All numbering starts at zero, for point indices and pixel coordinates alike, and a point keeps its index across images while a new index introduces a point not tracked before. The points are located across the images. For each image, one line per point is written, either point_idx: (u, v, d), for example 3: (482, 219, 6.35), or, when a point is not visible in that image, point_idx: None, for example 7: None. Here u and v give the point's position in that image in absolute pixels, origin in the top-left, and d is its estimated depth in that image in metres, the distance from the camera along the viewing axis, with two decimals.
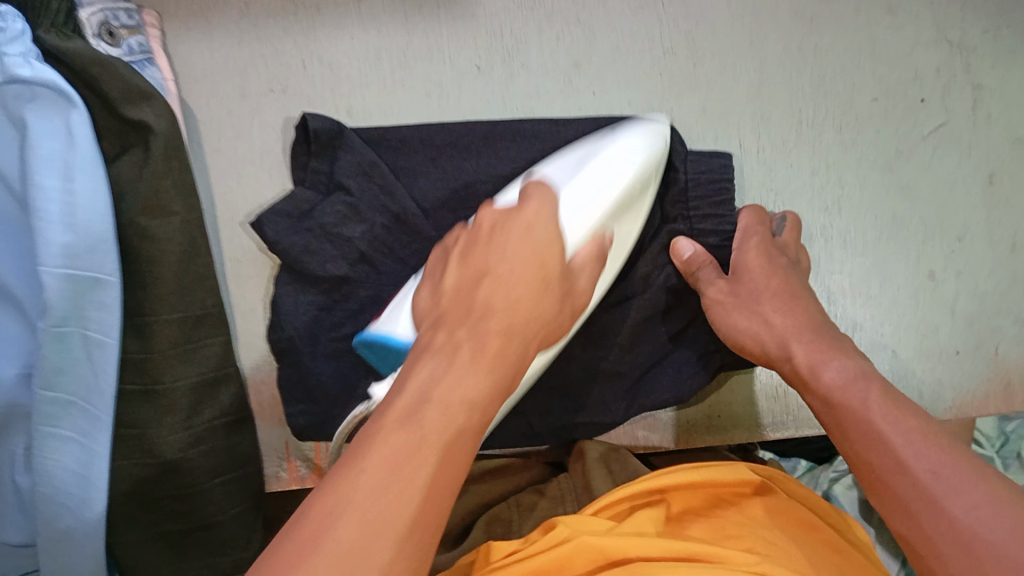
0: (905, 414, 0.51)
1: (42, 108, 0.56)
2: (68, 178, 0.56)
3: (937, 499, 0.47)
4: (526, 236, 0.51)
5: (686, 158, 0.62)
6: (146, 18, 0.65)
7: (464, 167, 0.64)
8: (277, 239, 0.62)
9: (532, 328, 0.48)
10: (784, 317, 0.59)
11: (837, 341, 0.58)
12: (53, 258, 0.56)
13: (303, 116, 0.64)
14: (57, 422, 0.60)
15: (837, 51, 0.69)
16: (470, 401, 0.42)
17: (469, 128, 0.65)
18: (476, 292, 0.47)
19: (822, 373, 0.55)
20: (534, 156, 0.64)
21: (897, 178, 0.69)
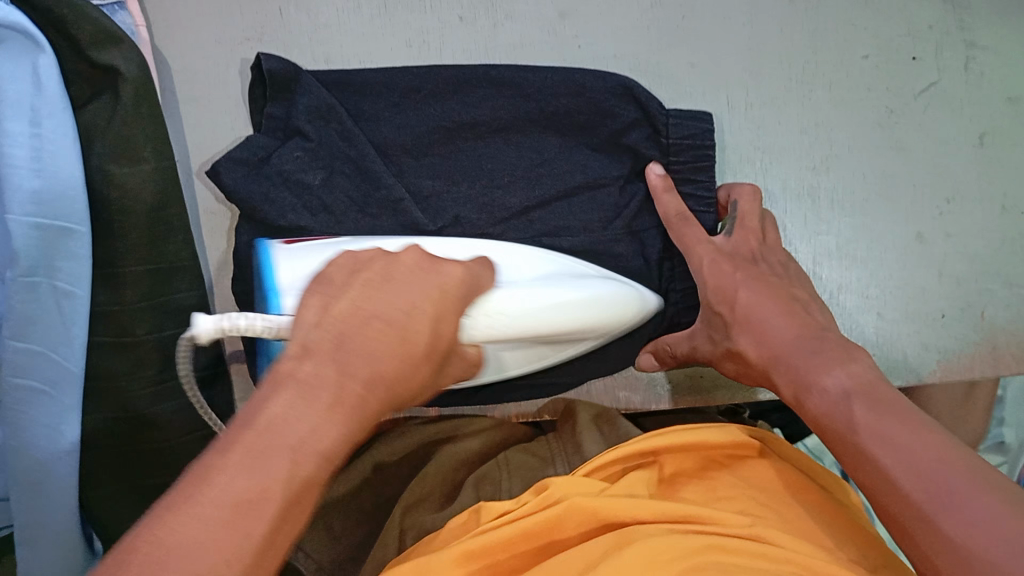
0: (912, 427, 0.44)
1: (10, 49, 0.55)
2: (35, 124, 0.55)
3: (939, 518, 0.40)
4: (375, 346, 0.39)
5: (669, 121, 0.63)
6: None
7: (426, 114, 0.62)
8: (233, 187, 0.59)
9: (399, 393, 0.41)
10: (758, 340, 0.55)
11: (828, 345, 0.51)
12: (20, 205, 0.54)
13: (258, 56, 0.61)
14: (26, 374, 0.58)
15: (827, 7, 0.67)
16: (320, 455, 0.36)
17: (438, 71, 0.63)
18: (351, 335, 0.39)
19: (835, 413, 0.47)
20: (504, 104, 0.63)
21: (888, 137, 0.68)
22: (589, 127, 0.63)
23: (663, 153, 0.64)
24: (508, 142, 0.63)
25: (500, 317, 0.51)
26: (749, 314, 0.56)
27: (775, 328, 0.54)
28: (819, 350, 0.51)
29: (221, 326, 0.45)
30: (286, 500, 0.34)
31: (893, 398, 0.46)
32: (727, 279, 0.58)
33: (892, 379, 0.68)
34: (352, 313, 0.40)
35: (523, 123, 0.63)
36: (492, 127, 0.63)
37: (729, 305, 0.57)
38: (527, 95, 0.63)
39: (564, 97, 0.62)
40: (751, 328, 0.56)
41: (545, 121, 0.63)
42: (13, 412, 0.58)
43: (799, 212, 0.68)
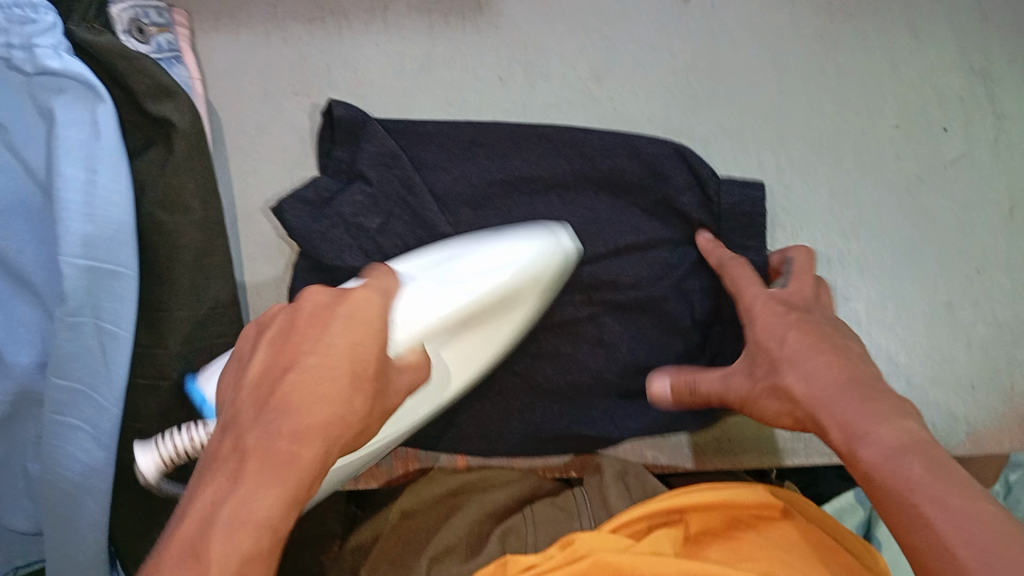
0: (928, 457, 0.42)
1: (70, 99, 0.57)
2: (90, 170, 0.57)
3: (931, 514, 0.39)
4: (312, 408, 0.40)
5: (721, 188, 0.65)
6: (176, 18, 0.66)
7: (486, 165, 0.65)
8: (296, 226, 0.61)
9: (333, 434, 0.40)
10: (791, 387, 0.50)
11: (883, 397, 0.47)
12: (72, 248, 0.57)
13: (328, 103, 0.64)
14: (67, 410, 0.60)
15: (855, 76, 0.69)
16: (259, 527, 0.37)
17: (497, 126, 0.66)
18: (280, 386, 0.41)
19: (861, 443, 0.44)
20: (560, 158, 0.64)
21: (916, 204, 0.68)
22: (638, 185, 0.64)
23: (716, 219, 0.65)
24: (565, 197, 0.65)
25: (406, 319, 0.53)
26: (767, 341, 0.53)
27: (810, 370, 0.50)
28: (864, 395, 0.47)
29: (162, 454, 0.49)
30: (253, 561, 0.37)
31: (943, 454, 0.43)
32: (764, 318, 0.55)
33: None
34: (292, 372, 0.41)
35: (579, 179, 0.65)
36: (547, 181, 0.64)
37: (757, 345, 0.54)
38: (583, 151, 0.64)
39: (620, 150, 0.64)
40: (796, 368, 0.50)
41: (600, 176, 0.64)
42: (52, 448, 0.61)
43: (830, 278, 0.68)
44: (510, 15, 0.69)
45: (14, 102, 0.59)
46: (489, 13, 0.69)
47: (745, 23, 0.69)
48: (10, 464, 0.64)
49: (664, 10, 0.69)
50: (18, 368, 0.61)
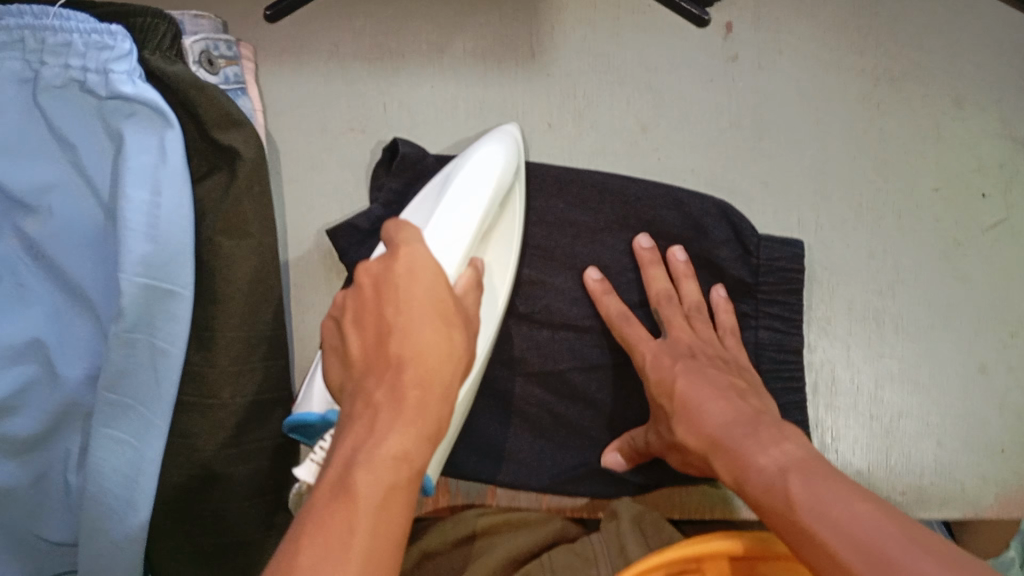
0: (832, 482, 0.44)
1: (139, 123, 0.60)
2: (155, 193, 0.59)
3: (825, 536, 0.42)
4: (425, 355, 0.44)
5: (760, 243, 0.68)
6: (243, 52, 0.69)
7: (535, 211, 0.69)
8: (348, 252, 0.65)
9: (451, 368, 0.45)
10: (698, 428, 0.54)
11: (764, 428, 0.51)
12: (132, 267, 0.59)
13: (392, 140, 0.67)
14: (114, 425, 0.62)
15: (898, 139, 0.71)
16: (398, 466, 0.40)
17: (547, 171, 0.69)
18: (388, 336, 0.45)
19: (746, 475, 0.49)
20: (604, 209, 0.69)
21: (953, 268, 0.69)
22: (681, 239, 0.69)
23: (752, 274, 0.68)
24: (606, 244, 0.69)
25: (442, 247, 0.53)
26: (686, 402, 0.56)
27: (717, 414, 0.54)
28: (754, 428, 0.51)
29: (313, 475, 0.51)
30: (364, 534, 0.38)
31: (829, 470, 0.46)
32: (665, 372, 0.59)
33: (949, 509, 0.67)
34: (392, 333, 0.44)
35: (622, 227, 0.69)
36: (593, 229, 0.69)
37: (667, 398, 0.58)
38: (628, 202, 0.69)
39: (665, 204, 0.68)
40: (689, 415, 0.56)
41: (642, 227, 0.69)
42: (96, 461, 0.62)
43: (861, 334, 0.69)
44: (561, 63, 0.71)
45: (83, 123, 0.61)
46: (541, 61, 0.71)
47: (793, 81, 0.71)
48: (50, 476, 0.65)
49: (711, 66, 0.71)
50: (69, 382, 0.63)
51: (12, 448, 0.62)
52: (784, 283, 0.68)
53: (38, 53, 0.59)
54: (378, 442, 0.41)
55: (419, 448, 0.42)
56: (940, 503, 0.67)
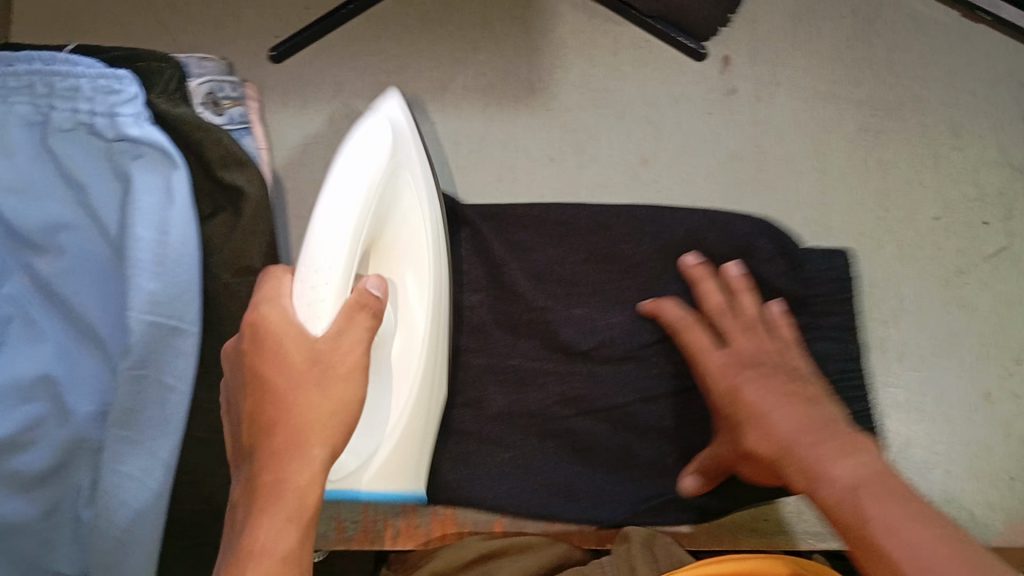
0: (901, 503, 0.43)
1: (147, 164, 0.61)
2: (162, 233, 0.61)
3: (900, 557, 0.41)
4: (297, 459, 0.46)
5: (841, 253, 0.66)
6: (248, 93, 0.69)
7: (604, 236, 0.68)
8: None
9: (322, 416, 0.47)
10: (773, 437, 0.51)
11: (841, 440, 0.48)
12: (139, 304, 0.60)
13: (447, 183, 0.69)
14: (126, 460, 0.62)
15: (898, 167, 0.71)
16: (276, 534, 0.44)
17: (586, 205, 0.69)
18: (258, 400, 0.48)
19: (819, 484, 0.46)
20: (678, 231, 0.67)
21: (956, 296, 0.69)
22: None
23: (842, 285, 0.65)
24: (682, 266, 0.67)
25: (313, 300, 0.51)
26: (753, 411, 0.53)
27: (783, 420, 0.51)
28: (830, 441, 0.48)
29: None
30: None
31: (906, 490, 0.44)
32: (730, 375, 0.57)
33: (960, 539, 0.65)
34: (265, 398, 0.48)
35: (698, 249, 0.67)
36: (669, 254, 0.67)
37: (732, 407, 0.55)
38: (687, 224, 0.67)
39: (740, 222, 0.66)
40: (760, 425, 0.53)
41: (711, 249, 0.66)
42: (103, 496, 0.62)
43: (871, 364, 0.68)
44: (561, 99, 0.73)
45: (92, 165, 0.62)
46: (541, 96, 0.73)
47: (791, 112, 0.72)
48: (62, 510, 0.65)
49: (709, 99, 0.72)
50: (79, 418, 0.64)
51: (24, 481, 0.63)
52: None
53: (49, 98, 0.61)
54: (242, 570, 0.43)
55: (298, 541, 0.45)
56: None
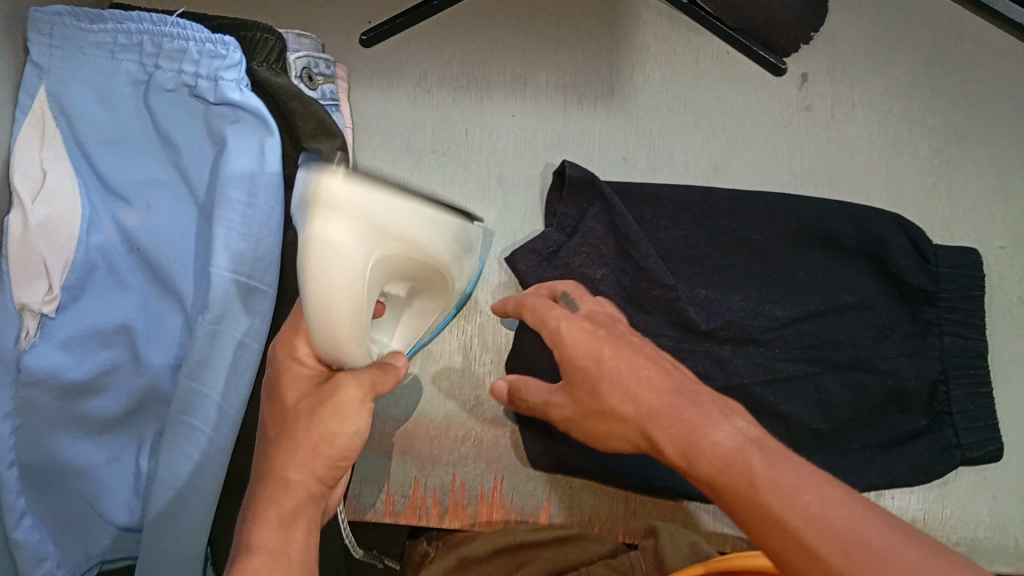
0: (789, 462, 0.40)
1: (242, 129, 0.64)
2: (251, 195, 0.63)
3: (776, 508, 0.38)
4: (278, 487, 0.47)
5: (937, 252, 0.68)
6: (338, 72, 0.73)
7: (704, 227, 0.70)
8: (526, 274, 0.68)
9: (322, 442, 0.48)
10: (630, 395, 0.46)
11: (705, 399, 0.45)
12: (223, 261, 0.62)
13: (561, 164, 0.71)
14: (191, 413, 0.63)
15: (967, 194, 0.72)
16: (262, 554, 0.44)
17: (674, 193, 0.71)
18: (267, 431, 0.50)
19: (697, 450, 0.42)
20: (772, 226, 0.70)
21: (1017, 324, 0.70)
22: (763, 275, 0.69)
23: (933, 282, 0.68)
24: (777, 261, 0.69)
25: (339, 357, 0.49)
26: (614, 382, 0.47)
27: (640, 379, 0.47)
28: (690, 400, 0.44)
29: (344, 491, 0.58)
30: None
31: (782, 449, 0.41)
32: (587, 339, 0.49)
33: (1003, 565, 0.66)
34: (274, 429, 0.50)
35: (792, 245, 0.70)
36: (764, 249, 0.70)
37: (591, 377, 0.48)
38: (781, 217, 0.70)
39: (838, 219, 0.69)
40: (620, 388, 0.47)
41: (796, 241, 0.70)
42: (169, 445, 0.63)
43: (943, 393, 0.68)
44: (639, 102, 0.75)
45: (190, 126, 0.65)
46: (620, 98, 0.75)
47: (865, 133, 0.73)
48: (123, 457, 0.67)
49: (785, 113, 0.74)
50: (152, 367, 0.65)
51: (90, 425, 0.65)
52: (966, 291, 0.67)
53: (155, 57, 0.64)
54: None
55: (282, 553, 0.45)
56: (993, 557, 0.66)
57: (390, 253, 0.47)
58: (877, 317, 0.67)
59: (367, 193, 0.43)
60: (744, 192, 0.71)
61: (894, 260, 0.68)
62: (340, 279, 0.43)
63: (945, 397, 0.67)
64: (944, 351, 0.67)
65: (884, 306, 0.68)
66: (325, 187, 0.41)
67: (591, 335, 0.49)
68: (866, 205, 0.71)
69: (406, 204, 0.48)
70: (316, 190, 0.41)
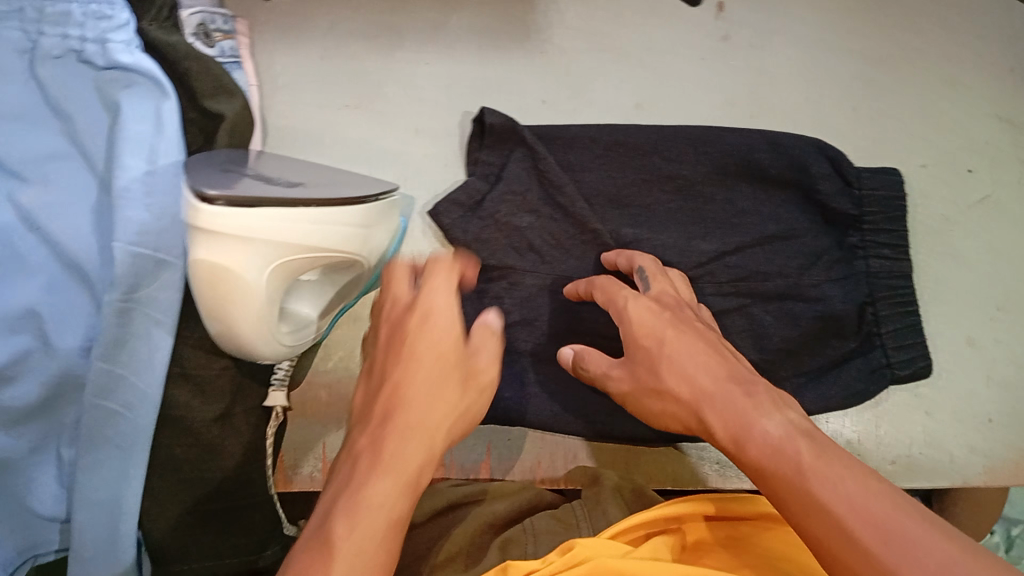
0: (840, 457, 0.41)
1: (138, 93, 0.60)
2: (151, 162, 0.60)
3: (821, 496, 0.39)
4: (415, 412, 0.47)
5: (862, 176, 0.68)
6: (240, 28, 0.68)
7: (630, 165, 0.69)
8: (451, 227, 0.66)
9: (480, 351, 0.53)
10: (685, 377, 0.50)
11: (761, 389, 0.47)
12: (127, 234, 0.59)
13: (479, 110, 0.68)
14: (108, 396, 0.60)
15: (888, 116, 0.72)
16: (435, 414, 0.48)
17: (598, 132, 0.69)
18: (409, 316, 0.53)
19: (747, 437, 0.44)
20: (699, 160, 0.69)
21: (943, 243, 0.71)
22: (690, 208, 0.69)
23: (857, 205, 0.67)
24: (704, 196, 0.69)
25: (232, 339, 0.53)
26: (675, 357, 0.51)
27: (696, 363, 0.50)
28: (744, 389, 0.47)
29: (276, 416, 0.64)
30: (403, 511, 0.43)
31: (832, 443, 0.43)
32: (652, 322, 0.54)
33: (938, 478, 0.68)
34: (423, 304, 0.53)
35: (719, 178, 0.69)
36: (690, 183, 0.69)
37: (658, 354, 0.52)
38: (708, 150, 0.69)
39: (765, 148, 0.68)
40: (677, 369, 0.51)
41: (724, 173, 0.69)
42: (92, 431, 0.61)
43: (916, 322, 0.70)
44: (557, 42, 0.72)
45: (83, 96, 0.61)
46: (537, 39, 0.72)
47: (786, 60, 0.72)
48: (46, 448, 0.64)
49: (706, 45, 0.72)
50: (65, 351, 0.62)
51: (9, 417, 0.61)
52: (890, 213, 0.68)
53: (38, 23, 0.60)
54: (358, 484, 0.43)
55: (417, 458, 0.45)
56: (928, 472, 0.68)
57: (276, 264, 0.49)
58: (805, 245, 0.67)
59: (239, 210, 0.46)
60: (666, 127, 0.70)
61: (819, 185, 0.68)
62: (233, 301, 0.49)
63: (874, 319, 0.67)
64: (870, 274, 0.68)
65: (810, 233, 0.67)
66: (201, 220, 0.46)
67: (662, 317, 0.54)
68: (789, 133, 0.70)
69: (258, 217, 0.47)
70: (194, 223, 0.46)
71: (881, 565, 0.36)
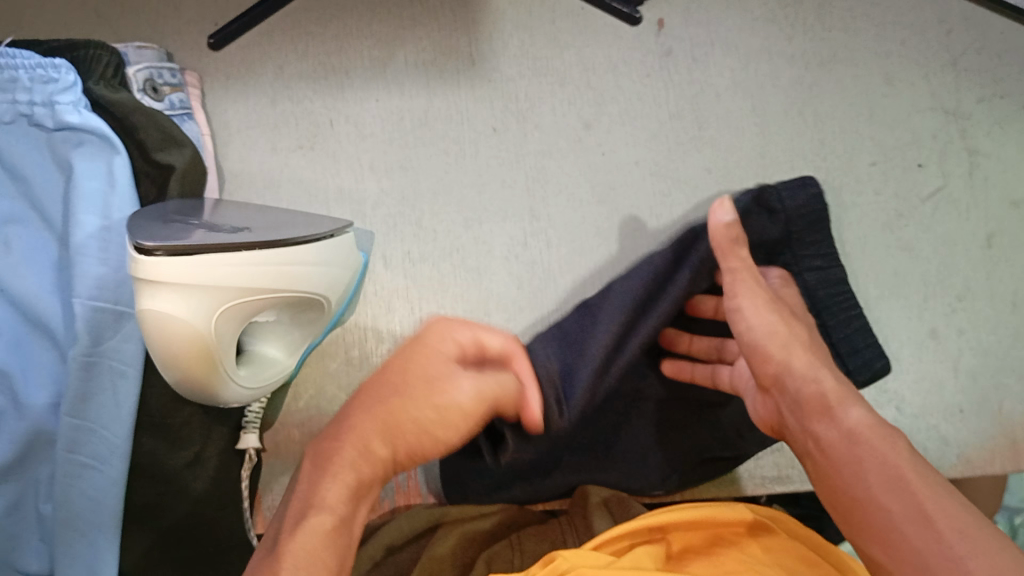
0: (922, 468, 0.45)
1: (88, 151, 0.62)
2: (105, 218, 0.61)
3: (907, 481, 0.43)
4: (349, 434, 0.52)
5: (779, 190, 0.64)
6: (188, 79, 0.71)
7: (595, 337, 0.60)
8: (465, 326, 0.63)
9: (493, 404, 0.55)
10: (788, 349, 0.52)
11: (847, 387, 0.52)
12: (85, 289, 0.60)
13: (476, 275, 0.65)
14: (78, 450, 0.61)
15: (830, 117, 0.74)
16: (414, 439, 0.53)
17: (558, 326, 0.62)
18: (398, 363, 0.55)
19: (836, 409, 0.48)
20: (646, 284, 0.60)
21: (897, 237, 0.72)
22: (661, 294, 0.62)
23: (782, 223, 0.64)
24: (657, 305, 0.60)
25: (194, 392, 0.54)
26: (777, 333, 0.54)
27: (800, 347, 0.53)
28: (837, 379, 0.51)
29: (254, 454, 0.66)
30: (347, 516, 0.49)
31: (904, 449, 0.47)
32: (778, 306, 0.55)
33: None
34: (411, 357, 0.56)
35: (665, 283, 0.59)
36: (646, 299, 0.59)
37: (772, 326, 0.54)
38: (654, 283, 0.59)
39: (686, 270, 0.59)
40: (789, 337, 0.53)
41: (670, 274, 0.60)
42: (65, 487, 0.61)
43: (893, 315, 0.70)
44: (503, 70, 0.74)
45: (37, 157, 0.63)
46: (482, 69, 0.74)
47: (727, 74, 0.75)
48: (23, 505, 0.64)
49: (646, 62, 0.75)
50: (35, 410, 0.62)
51: None
52: (814, 224, 0.65)
53: None
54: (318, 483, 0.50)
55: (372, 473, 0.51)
56: None
57: (223, 308, 0.50)
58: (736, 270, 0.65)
59: (178, 257, 0.47)
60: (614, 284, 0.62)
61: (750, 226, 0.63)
62: (187, 352, 0.49)
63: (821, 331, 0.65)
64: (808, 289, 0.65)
65: None
66: (142, 269, 0.47)
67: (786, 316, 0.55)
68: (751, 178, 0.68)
69: (200, 264, 0.48)
70: (137, 273, 0.47)
71: (953, 550, 0.40)
